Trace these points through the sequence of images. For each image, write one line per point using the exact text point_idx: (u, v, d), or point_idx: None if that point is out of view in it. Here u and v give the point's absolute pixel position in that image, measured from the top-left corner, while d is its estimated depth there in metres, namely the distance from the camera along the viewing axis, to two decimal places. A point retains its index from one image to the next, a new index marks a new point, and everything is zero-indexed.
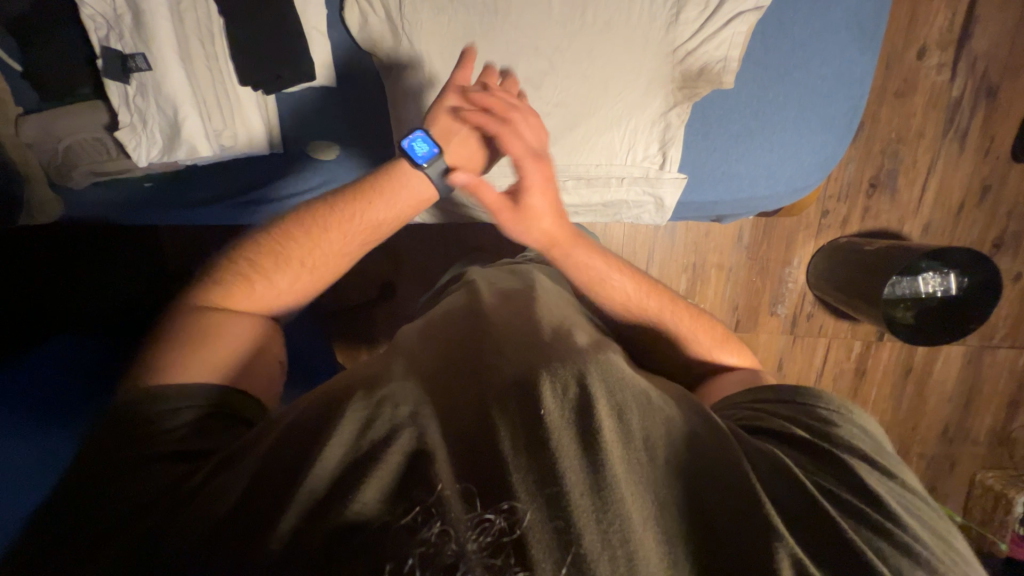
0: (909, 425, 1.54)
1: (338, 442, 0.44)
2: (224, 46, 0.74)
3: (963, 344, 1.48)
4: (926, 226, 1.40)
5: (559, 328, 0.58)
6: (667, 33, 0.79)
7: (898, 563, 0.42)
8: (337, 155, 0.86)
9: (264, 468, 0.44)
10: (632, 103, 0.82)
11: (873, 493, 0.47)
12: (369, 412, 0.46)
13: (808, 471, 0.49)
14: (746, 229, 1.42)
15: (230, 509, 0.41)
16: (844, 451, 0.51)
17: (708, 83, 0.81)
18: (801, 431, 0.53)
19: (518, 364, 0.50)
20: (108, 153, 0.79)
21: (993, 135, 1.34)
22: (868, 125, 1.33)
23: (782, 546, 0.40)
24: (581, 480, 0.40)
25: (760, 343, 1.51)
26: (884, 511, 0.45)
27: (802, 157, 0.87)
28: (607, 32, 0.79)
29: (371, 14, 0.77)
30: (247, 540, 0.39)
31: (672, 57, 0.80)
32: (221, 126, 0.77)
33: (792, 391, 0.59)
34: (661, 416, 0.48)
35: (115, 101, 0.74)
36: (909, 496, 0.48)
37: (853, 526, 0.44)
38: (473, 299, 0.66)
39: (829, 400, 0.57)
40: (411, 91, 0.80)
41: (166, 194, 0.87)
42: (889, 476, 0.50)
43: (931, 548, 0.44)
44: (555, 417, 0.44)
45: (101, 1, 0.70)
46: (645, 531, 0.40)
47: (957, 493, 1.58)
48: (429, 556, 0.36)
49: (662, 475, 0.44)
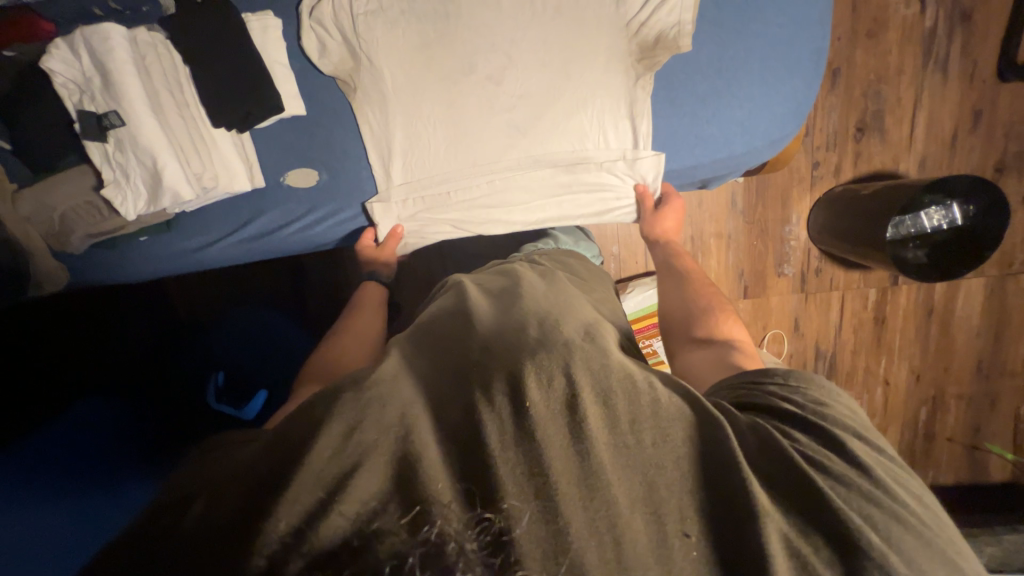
0: (940, 367, 1.50)
1: (326, 442, 0.42)
2: (193, 92, 0.78)
3: (982, 276, 1.44)
4: (921, 162, 1.37)
5: (547, 319, 0.57)
6: (617, 10, 0.82)
7: (891, 531, 0.41)
8: (315, 184, 0.88)
9: (252, 474, 0.41)
10: (595, 84, 0.85)
11: (868, 467, 0.45)
12: (357, 413, 0.44)
13: (797, 442, 0.46)
14: (738, 194, 1.41)
15: (230, 506, 0.39)
16: (836, 427, 0.48)
17: (666, 49, 0.82)
18: (791, 408, 0.50)
19: (504, 355, 0.50)
20: (99, 214, 0.80)
21: (975, 59, 1.31)
22: (845, 70, 1.31)
23: (769, 521, 0.40)
24: (568, 470, 0.41)
25: (772, 306, 1.48)
26: (874, 481, 0.44)
27: (773, 107, 0.87)
28: (558, 19, 0.82)
29: (330, 39, 0.81)
30: (241, 548, 0.37)
31: (627, 30, 0.82)
32: (200, 168, 0.79)
33: (787, 371, 0.55)
34: (650, 399, 0.46)
35: (97, 160, 0.76)
36: (896, 466, 0.47)
37: (840, 491, 0.43)
38: (460, 302, 0.65)
39: (819, 385, 0.53)
40: (383, 106, 0.85)
41: (161, 243, 0.89)
42: (877, 448, 0.48)
43: (916, 512, 0.43)
44: (541, 408, 0.44)
45: (69, 66, 0.72)
46: (632, 514, 0.40)
47: (1004, 430, 1.52)
48: (431, 555, 0.37)
49: (653, 455, 0.43)
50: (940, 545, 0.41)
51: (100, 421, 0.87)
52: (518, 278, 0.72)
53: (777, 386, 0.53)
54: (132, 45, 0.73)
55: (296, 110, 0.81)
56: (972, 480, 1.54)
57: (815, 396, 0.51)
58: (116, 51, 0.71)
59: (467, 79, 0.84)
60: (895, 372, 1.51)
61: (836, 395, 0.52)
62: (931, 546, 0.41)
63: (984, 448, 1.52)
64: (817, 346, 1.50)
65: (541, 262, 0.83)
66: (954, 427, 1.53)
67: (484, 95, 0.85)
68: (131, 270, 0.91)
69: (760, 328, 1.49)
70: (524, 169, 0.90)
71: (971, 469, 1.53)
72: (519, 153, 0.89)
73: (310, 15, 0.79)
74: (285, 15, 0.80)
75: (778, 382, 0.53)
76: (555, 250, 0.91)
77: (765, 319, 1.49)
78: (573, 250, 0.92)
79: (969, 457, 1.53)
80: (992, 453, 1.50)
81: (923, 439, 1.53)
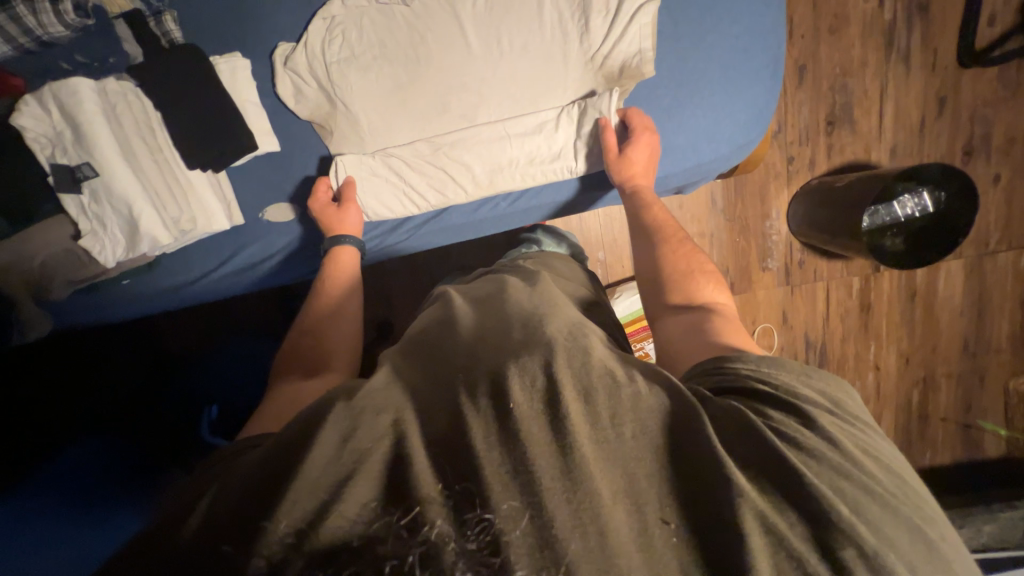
0: (928, 348, 1.52)
1: (322, 450, 0.42)
2: (166, 136, 0.79)
3: (960, 257, 1.47)
4: (892, 150, 1.41)
5: (530, 320, 0.56)
6: (580, 44, 0.83)
7: (864, 505, 0.41)
8: (296, 216, 0.89)
9: (249, 483, 0.42)
10: (567, 113, 0.86)
11: (836, 440, 0.45)
12: (350, 423, 0.45)
13: (772, 419, 0.47)
14: (718, 193, 1.43)
15: (227, 516, 0.40)
16: (810, 404, 0.48)
17: (631, 77, 0.84)
18: (764, 389, 0.50)
19: (491, 359, 0.49)
20: (80, 263, 0.80)
21: (935, 49, 1.35)
22: (810, 67, 1.34)
23: (745, 499, 0.40)
24: (550, 465, 0.41)
25: (759, 300, 1.50)
26: (844, 454, 0.44)
27: (736, 115, 0.89)
28: (526, 53, 0.83)
29: (304, 84, 0.81)
30: (239, 552, 0.38)
31: (591, 65, 0.84)
32: (178, 213, 0.80)
33: (758, 356, 0.54)
34: (630, 392, 0.46)
35: (73, 212, 0.75)
36: (866, 435, 0.48)
37: (816, 468, 0.43)
38: (446, 310, 0.65)
39: (791, 366, 0.53)
40: (362, 149, 0.86)
41: (145, 282, 0.89)
42: (851, 421, 0.49)
43: (885, 484, 0.44)
44: (524, 408, 0.44)
45: (40, 121, 0.72)
46: (615, 504, 0.40)
47: (995, 406, 1.54)
48: (429, 555, 0.37)
49: (632, 447, 0.43)
50: (906, 513, 0.42)
51: (90, 468, 0.86)
52: (504, 283, 0.73)
53: (750, 368, 0.52)
54: (101, 95, 0.73)
55: (269, 146, 0.83)
56: (968, 458, 1.56)
57: (787, 381, 0.51)
58: (85, 102, 0.71)
59: (440, 117, 0.85)
60: (884, 357, 1.53)
61: (810, 373, 0.52)
62: (896, 514, 0.42)
63: (977, 425, 1.54)
64: (806, 336, 1.52)
65: (526, 267, 0.83)
66: (946, 406, 1.55)
67: (462, 132, 0.86)
68: (124, 310, 0.91)
69: (749, 323, 1.51)
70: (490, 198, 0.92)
71: (967, 447, 1.55)
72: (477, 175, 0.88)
73: (284, 64, 0.80)
74: (253, 55, 0.81)
75: (749, 364, 0.53)
76: (539, 253, 0.92)
77: (753, 313, 1.51)
78: (555, 254, 0.93)
79: (963, 435, 1.55)
80: (985, 430, 1.53)
81: (917, 420, 1.56)
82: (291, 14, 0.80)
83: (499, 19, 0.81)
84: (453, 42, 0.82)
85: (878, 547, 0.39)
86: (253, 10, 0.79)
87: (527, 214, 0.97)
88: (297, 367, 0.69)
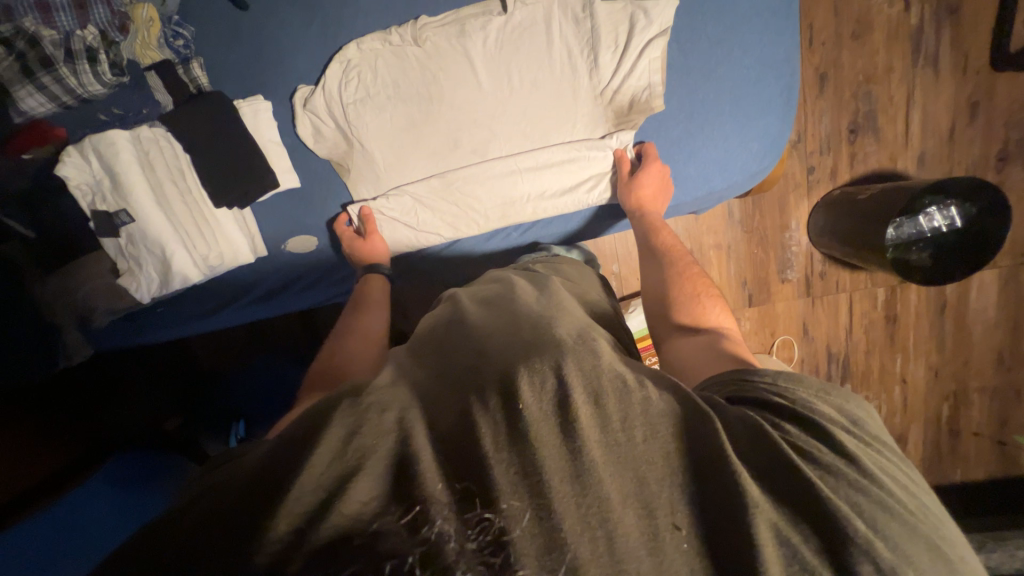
0: (960, 362, 1.47)
1: (326, 446, 0.42)
2: (194, 177, 0.83)
3: (995, 267, 1.41)
4: (920, 158, 1.36)
5: (539, 323, 0.57)
6: (590, 80, 0.84)
7: (876, 518, 0.41)
8: (319, 246, 0.93)
9: (252, 476, 0.41)
10: (577, 145, 0.87)
11: (852, 455, 0.44)
12: (355, 420, 0.44)
13: (787, 432, 0.46)
14: (735, 205, 1.41)
15: (213, 511, 0.39)
16: (824, 417, 0.47)
17: (641, 112, 0.85)
18: (780, 401, 0.49)
19: (498, 363, 0.49)
20: (120, 295, 0.87)
21: (966, 53, 1.29)
22: (832, 75, 1.30)
23: (758, 512, 0.40)
24: (560, 468, 0.41)
25: (779, 312, 1.47)
26: (860, 471, 0.43)
27: (748, 145, 0.88)
28: (535, 90, 0.84)
29: (322, 124, 0.85)
30: (237, 548, 0.37)
31: (600, 99, 0.85)
32: (206, 250, 0.85)
33: (772, 371, 0.53)
34: (640, 396, 0.46)
35: (113, 254, 0.82)
36: (885, 458, 0.46)
37: (830, 483, 0.42)
38: (456, 312, 0.65)
39: (809, 383, 0.51)
40: (377, 186, 0.89)
41: (177, 310, 0.93)
42: (869, 441, 0.47)
43: (905, 503, 0.42)
44: (533, 410, 0.44)
45: (81, 172, 0.77)
46: (624, 509, 0.40)
47: None
48: (430, 554, 0.36)
49: (643, 452, 0.43)
50: (924, 532, 0.41)
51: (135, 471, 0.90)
52: (514, 286, 0.72)
53: (768, 383, 0.51)
54: (135, 143, 0.79)
55: (290, 183, 0.87)
56: (1003, 474, 1.51)
57: (804, 395, 0.50)
58: (122, 154, 0.77)
59: (452, 152, 0.87)
60: (912, 371, 1.48)
61: (828, 390, 0.51)
62: (916, 532, 0.41)
63: (1013, 441, 1.48)
64: (829, 349, 1.49)
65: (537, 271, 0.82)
66: (980, 422, 1.50)
67: (473, 166, 0.88)
68: (156, 334, 0.94)
69: (768, 335, 1.49)
70: (502, 225, 0.93)
71: (1002, 463, 1.50)
72: (491, 199, 0.90)
73: (303, 105, 0.83)
74: (274, 96, 0.84)
75: (766, 381, 0.52)
76: (549, 258, 0.89)
77: (773, 325, 1.48)
78: (562, 258, 0.89)
79: (998, 452, 1.49)
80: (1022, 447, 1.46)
81: (947, 436, 1.50)
82: (309, 55, 0.83)
83: (509, 56, 0.83)
84: (465, 79, 0.84)
85: (892, 563, 0.38)
86: (273, 53, 0.83)
87: (538, 232, 0.97)
88: (323, 370, 0.72)
